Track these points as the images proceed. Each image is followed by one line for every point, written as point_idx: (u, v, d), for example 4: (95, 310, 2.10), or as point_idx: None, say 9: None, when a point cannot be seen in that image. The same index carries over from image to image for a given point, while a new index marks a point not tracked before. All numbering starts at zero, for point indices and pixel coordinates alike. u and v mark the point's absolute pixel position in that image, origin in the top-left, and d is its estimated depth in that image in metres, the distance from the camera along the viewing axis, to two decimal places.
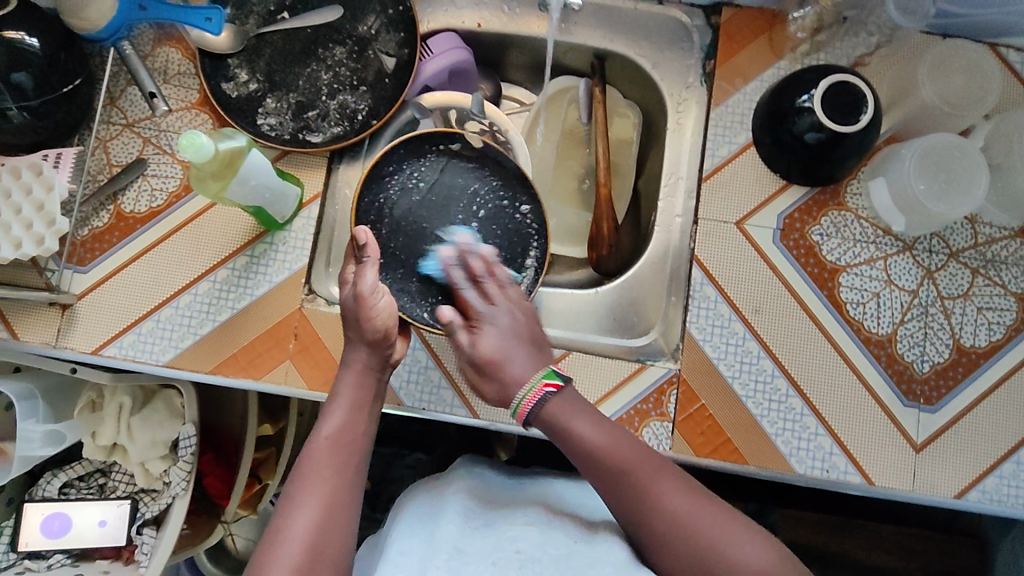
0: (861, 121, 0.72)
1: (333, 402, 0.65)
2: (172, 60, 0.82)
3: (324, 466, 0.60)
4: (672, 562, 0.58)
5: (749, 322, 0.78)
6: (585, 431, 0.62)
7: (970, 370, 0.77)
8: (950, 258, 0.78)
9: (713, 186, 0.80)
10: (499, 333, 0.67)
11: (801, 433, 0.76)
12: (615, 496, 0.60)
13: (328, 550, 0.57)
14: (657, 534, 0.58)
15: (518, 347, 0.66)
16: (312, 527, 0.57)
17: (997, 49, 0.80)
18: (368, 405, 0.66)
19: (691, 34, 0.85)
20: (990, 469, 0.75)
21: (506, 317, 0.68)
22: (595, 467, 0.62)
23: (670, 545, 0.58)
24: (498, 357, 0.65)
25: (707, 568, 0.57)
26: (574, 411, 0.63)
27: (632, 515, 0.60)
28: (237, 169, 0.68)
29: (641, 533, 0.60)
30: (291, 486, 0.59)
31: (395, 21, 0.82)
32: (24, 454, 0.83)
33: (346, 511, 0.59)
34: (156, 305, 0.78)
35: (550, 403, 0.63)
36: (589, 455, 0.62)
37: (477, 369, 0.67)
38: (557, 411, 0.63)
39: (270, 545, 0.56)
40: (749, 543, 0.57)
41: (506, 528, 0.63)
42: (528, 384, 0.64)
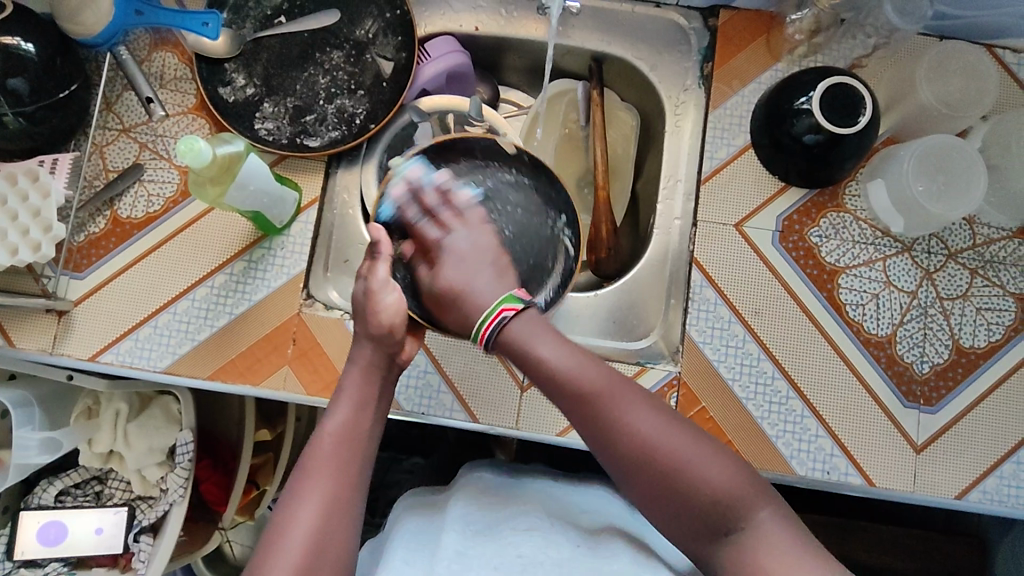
0: (859, 122, 0.72)
1: (337, 397, 0.64)
2: (168, 65, 0.82)
3: (326, 465, 0.60)
4: (638, 486, 0.58)
5: (749, 324, 0.77)
6: (550, 355, 0.61)
7: (969, 371, 0.77)
8: (948, 258, 0.78)
9: (711, 189, 0.80)
10: (460, 264, 0.67)
11: (802, 435, 0.76)
12: (585, 421, 0.59)
13: (331, 544, 0.57)
14: (624, 457, 0.58)
15: (480, 269, 0.67)
16: (313, 528, 0.56)
17: (994, 51, 0.80)
18: (373, 402, 0.65)
19: (689, 37, 0.85)
20: (990, 470, 0.75)
21: (462, 245, 0.68)
22: (562, 393, 0.60)
23: (637, 467, 0.57)
24: (459, 286, 0.66)
25: (674, 491, 0.56)
26: (540, 335, 0.62)
27: (599, 437, 0.59)
28: (234, 173, 0.68)
29: (606, 457, 0.59)
30: (293, 485, 0.59)
31: (393, 25, 0.82)
32: (20, 462, 0.83)
33: (347, 508, 0.59)
34: (153, 311, 0.78)
35: (511, 328, 0.62)
36: (557, 380, 0.60)
37: (440, 301, 0.67)
38: (521, 336, 0.62)
39: (271, 545, 0.56)
40: (716, 466, 0.57)
41: (506, 533, 0.63)
42: (487, 309, 0.63)
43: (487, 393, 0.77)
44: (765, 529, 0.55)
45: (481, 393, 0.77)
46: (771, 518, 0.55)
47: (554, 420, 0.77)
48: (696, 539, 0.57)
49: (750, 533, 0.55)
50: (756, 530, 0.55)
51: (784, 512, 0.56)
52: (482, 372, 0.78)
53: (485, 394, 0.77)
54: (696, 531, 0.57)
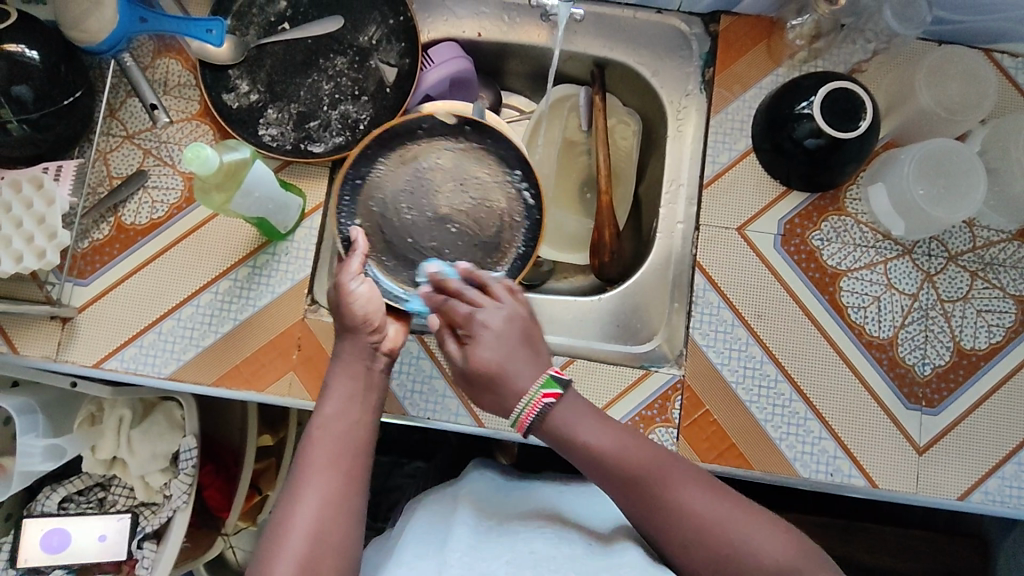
0: (860, 127, 0.72)
1: (325, 392, 0.64)
2: (172, 71, 0.82)
3: (321, 458, 0.60)
4: (695, 564, 0.58)
5: (752, 328, 0.78)
6: (592, 439, 0.61)
7: (970, 372, 0.77)
8: (948, 261, 0.79)
9: (713, 193, 0.81)
10: (492, 344, 0.62)
11: (805, 438, 0.76)
12: (634, 501, 0.59)
13: (333, 538, 0.57)
14: (679, 537, 0.58)
15: (514, 350, 0.62)
16: (313, 521, 0.56)
17: (992, 55, 0.81)
18: (362, 394, 0.65)
19: (690, 42, 0.85)
20: (992, 471, 0.76)
21: (493, 321, 0.63)
22: (609, 475, 0.60)
23: (692, 545, 0.57)
24: (495, 368, 0.62)
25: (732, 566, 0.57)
26: (580, 418, 0.62)
27: (651, 519, 0.59)
28: (239, 180, 0.68)
29: (659, 538, 0.59)
30: (291, 480, 0.59)
31: (396, 31, 0.83)
32: (24, 469, 0.82)
33: (346, 502, 0.58)
34: (158, 317, 0.78)
35: (552, 417, 0.62)
36: (602, 463, 0.60)
37: (475, 382, 0.63)
38: (562, 423, 0.61)
39: (273, 540, 0.56)
40: (769, 534, 0.57)
41: (519, 529, 0.64)
42: (523, 398, 0.61)
43: None
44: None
45: None
46: None
47: None
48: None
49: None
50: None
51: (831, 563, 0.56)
52: None
53: None
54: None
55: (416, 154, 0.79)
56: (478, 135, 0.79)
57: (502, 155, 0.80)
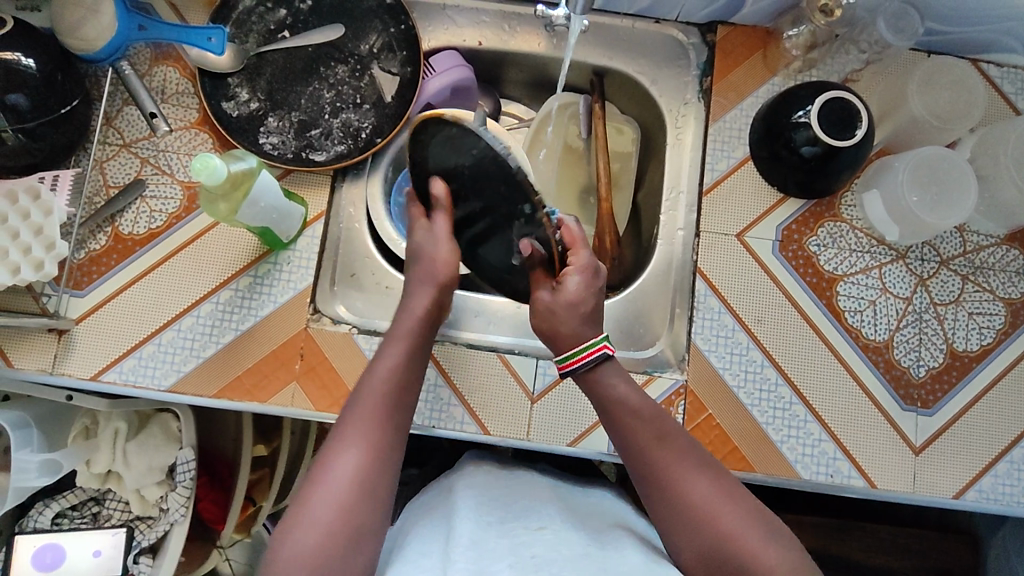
0: (856, 135, 0.74)
1: (383, 351, 0.67)
2: (170, 79, 0.81)
3: (376, 400, 0.62)
4: (672, 518, 0.61)
5: (752, 332, 0.79)
6: (623, 391, 0.67)
7: (963, 373, 0.79)
8: (941, 265, 0.81)
9: (713, 200, 0.82)
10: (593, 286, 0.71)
11: (806, 440, 0.77)
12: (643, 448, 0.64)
13: (375, 489, 0.58)
14: (671, 502, 0.61)
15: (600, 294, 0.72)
16: (362, 460, 0.59)
17: (980, 65, 0.83)
18: (415, 356, 0.68)
19: (688, 51, 0.87)
20: (986, 469, 0.78)
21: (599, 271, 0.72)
22: (627, 423, 0.66)
23: (682, 514, 0.60)
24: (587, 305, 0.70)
25: (713, 545, 0.58)
26: (618, 379, 0.68)
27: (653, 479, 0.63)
28: (246, 190, 0.67)
29: (652, 499, 0.63)
30: (334, 432, 0.61)
31: (397, 40, 0.83)
32: (18, 485, 0.81)
33: (389, 457, 0.60)
34: (157, 328, 0.77)
35: (591, 374, 0.69)
36: (625, 409, 0.66)
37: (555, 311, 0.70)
38: (603, 379, 0.68)
39: (320, 475, 0.58)
40: (765, 536, 0.58)
41: (520, 530, 0.64)
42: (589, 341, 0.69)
43: (497, 404, 0.78)
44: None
45: (491, 406, 0.78)
46: None
47: (565, 432, 0.77)
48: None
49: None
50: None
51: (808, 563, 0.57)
52: (490, 382, 0.78)
53: (494, 405, 0.78)
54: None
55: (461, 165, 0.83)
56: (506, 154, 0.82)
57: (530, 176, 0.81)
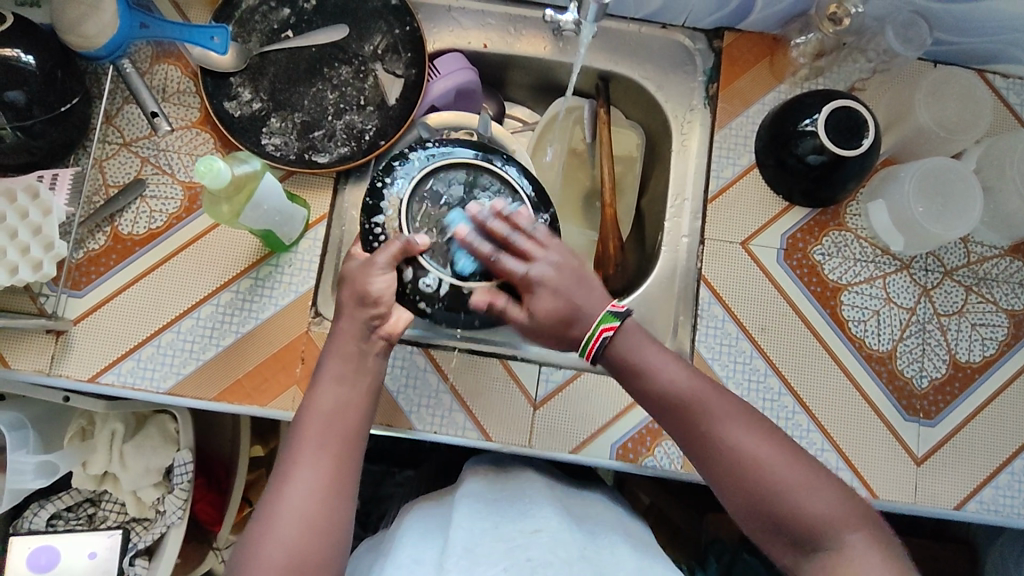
0: (862, 145, 0.74)
1: (319, 377, 0.62)
2: (171, 78, 0.80)
3: (315, 437, 0.59)
4: (732, 496, 0.59)
5: (756, 340, 0.79)
6: (653, 365, 0.62)
7: (966, 385, 0.79)
8: (945, 276, 0.81)
9: (718, 207, 0.82)
10: (556, 295, 0.62)
11: (808, 450, 0.77)
12: (683, 425, 0.61)
13: (325, 524, 0.55)
14: (726, 477, 0.59)
15: (580, 288, 0.63)
16: (308, 497, 0.56)
17: (985, 76, 0.83)
18: (355, 380, 0.62)
19: (694, 57, 0.86)
20: (987, 481, 0.78)
21: (557, 272, 0.63)
22: (665, 401, 0.62)
23: (732, 483, 0.58)
24: (566, 312, 0.62)
25: (769, 513, 0.57)
26: (644, 348, 0.63)
27: (697, 451, 0.60)
28: (249, 192, 0.67)
29: (709, 472, 0.60)
30: (280, 469, 0.58)
31: (402, 42, 0.82)
32: (14, 487, 0.80)
33: (338, 487, 0.57)
34: (156, 330, 0.76)
35: (611, 347, 0.63)
36: (658, 388, 0.62)
37: (534, 333, 0.64)
38: (625, 351, 0.63)
39: (266, 516, 0.55)
40: (814, 494, 0.56)
41: (515, 534, 0.63)
42: (589, 329, 0.62)
43: (499, 410, 0.77)
44: (858, 556, 0.54)
45: (493, 412, 0.77)
46: (865, 545, 0.55)
47: (567, 438, 0.77)
48: (787, 562, 0.58)
49: (841, 559, 0.54)
50: (848, 556, 0.54)
51: (870, 524, 0.56)
52: (492, 388, 0.78)
53: (496, 410, 0.77)
54: (786, 555, 0.58)
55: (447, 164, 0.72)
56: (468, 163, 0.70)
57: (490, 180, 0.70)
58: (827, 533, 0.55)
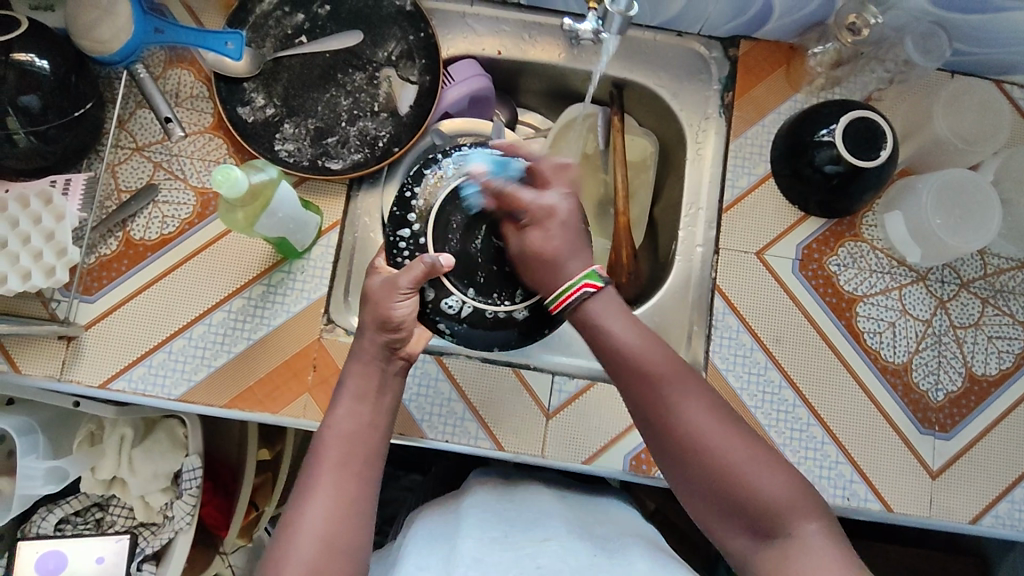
0: (880, 156, 0.73)
1: (338, 393, 0.62)
2: (184, 82, 0.80)
3: (333, 457, 0.58)
4: (682, 471, 0.58)
5: (770, 352, 0.78)
6: (618, 332, 0.61)
7: (982, 398, 0.79)
8: (961, 288, 0.80)
9: (733, 217, 0.81)
10: (551, 232, 0.65)
11: (823, 462, 0.76)
12: (641, 396, 0.59)
13: (344, 543, 0.55)
14: (679, 452, 0.57)
15: (577, 245, 0.65)
16: (325, 520, 0.55)
17: (1002, 86, 0.83)
18: (373, 395, 0.62)
19: (710, 65, 0.86)
20: (1002, 495, 0.77)
21: (559, 211, 0.65)
22: (625, 371, 0.60)
23: (688, 456, 0.57)
24: (553, 253, 0.64)
25: (719, 491, 0.56)
26: (612, 314, 0.62)
27: (654, 424, 0.59)
28: (265, 200, 0.66)
29: (661, 446, 0.59)
30: (300, 486, 0.58)
31: (416, 48, 0.82)
32: (25, 492, 0.80)
33: (357, 504, 0.57)
34: (168, 336, 0.75)
35: (584, 307, 0.62)
36: (620, 356, 0.60)
37: (522, 265, 0.67)
38: (596, 314, 0.62)
39: (285, 538, 0.55)
40: (771, 477, 0.55)
41: (525, 542, 0.62)
42: (569, 281, 0.63)
43: (511, 418, 0.77)
44: (813, 542, 0.53)
45: (505, 421, 0.77)
46: (821, 537, 0.53)
47: (579, 448, 0.76)
48: (736, 546, 0.56)
49: (795, 544, 0.53)
50: (798, 541, 0.53)
51: (826, 516, 0.55)
52: (504, 397, 0.77)
53: (508, 420, 0.77)
54: (735, 542, 0.56)
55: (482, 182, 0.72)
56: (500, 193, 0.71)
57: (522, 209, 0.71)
58: (777, 518, 0.54)
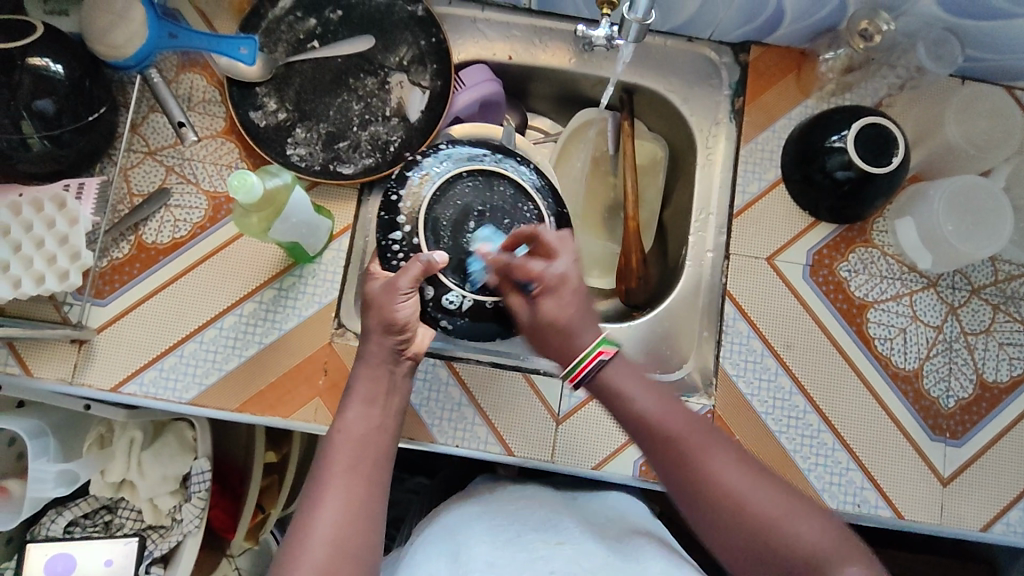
0: (892, 163, 0.73)
1: (348, 398, 0.62)
2: (197, 87, 0.80)
3: (343, 463, 0.58)
4: (719, 533, 0.57)
5: (781, 357, 0.78)
6: (637, 397, 0.62)
7: (993, 405, 0.78)
8: (972, 294, 0.80)
9: (743, 223, 0.81)
10: (564, 301, 0.65)
11: (833, 469, 0.76)
12: (666, 461, 0.60)
13: (355, 547, 0.55)
14: (711, 513, 0.57)
15: (585, 313, 0.65)
16: (335, 525, 0.55)
17: (1014, 92, 0.83)
18: (383, 399, 0.62)
19: (720, 71, 0.86)
20: (1013, 502, 0.77)
21: (571, 279, 0.65)
22: (648, 437, 0.61)
23: (720, 515, 0.57)
24: (567, 324, 0.64)
25: (757, 547, 0.55)
26: (630, 379, 0.63)
27: (684, 488, 0.59)
28: (279, 206, 0.67)
29: (691, 509, 0.59)
30: (309, 490, 0.57)
31: (427, 53, 0.82)
32: (35, 495, 0.80)
33: (368, 508, 0.57)
34: (179, 340, 0.76)
35: (602, 374, 0.64)
36: (642, 421, 0.62)
37: (534, 334, 0.66)
38: (614, 380, 0.63)
39: (294, 545, 0.54)
40: (806, 525, 0.55)
41: (537, 545, 0.62)
42: (583, 350, 0.64)
43: (521, 423, 0.77)
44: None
45: (515, 426, 0.77)
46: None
47: (590, 453, 0.76)
48: None
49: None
50: None
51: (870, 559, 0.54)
52: (515, 402, 0.77)
53: (518, 425, 0.77)
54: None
55: (470, 174, 0.70)
56: (486, 179, 0.70)
57: (506, 191, 0.70)
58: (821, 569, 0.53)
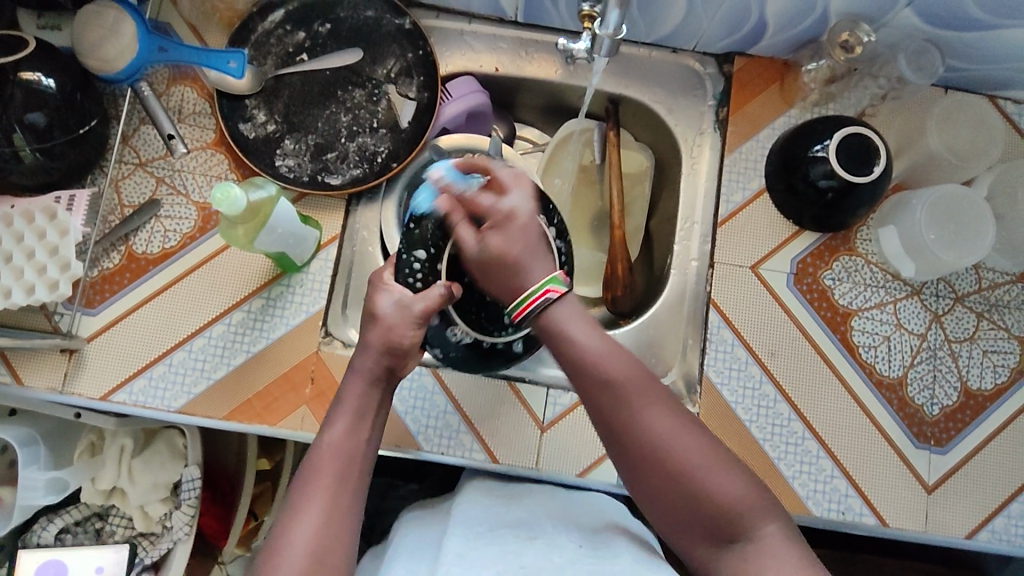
0: (874, 172, 0.74)
1: (336, 411, 0.62)
2: (188, 99, 0.82)
3: (326, 475, 0.58)
4: (641, 476, 0.58)
5: (766, 366, 0.79)
6: (580, 339, 0.60)
7: (977, 413, 0.79)
8: (955, 302, 0.81)
9: (728, 231, 0.82)
10: (512, 235, 0.63)
11: (818, 476, 0.76)
12: (602, 405, 0.59)
13: (332, 561, 0.55)
14: (637, 457, 0.58)
15: (537, 254, 0.63)
16: (314, 541, 0.55)
17: (996, 102, 0.84)
18: (372, 415, 0.63)
19: (705, 81, 0.87)
20: (998, 509, 0.77)
21: (520, 214, 0.64)
22: (587, 379, 0.60)
23: (646, 459, 0.57)
24: (514, 260, 0.62)
25: (677, 495, 0.56)
26: (575, 321, 0.61)
27: (615, 432, 0.59)
28: (264, 217, 0.68)
29: (620, 451, 0.59)
30: (291, 502, 0.57)
31: (415, 65, 0.83)
32: (26, 503, 0.81)
33: (347, 523, 0.57)
34: (168, 348, 0.76)
35: (543, 313, 0.61)
36: (582, 363, 0.60)
37: (483, 270, 0.64)
38: (556, 321, 0.61)
39: (273, 557, 0.54)
40: (729, 482, 0.56)
41: (510, 539, 0.62)
42: (534, 285, 0.61)
43: (506, 431, 0.77)
44: (772, 543, 0.54)
45: (500, 434, 0.77)
46: (781, 537, 0.54)
47: (575, 460, 0.77)
48: (695, 549, 0.57)
49: (753, 545, 0.54)
50: (759, 544, 0.54)
51: (790, 522, 0.56)
52: (501, 411, 0.78)
53: (504, 432, 0.77)
54: (699, 551, 0.57)
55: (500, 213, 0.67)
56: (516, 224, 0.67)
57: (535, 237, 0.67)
58: (735, 521, 0.55)
